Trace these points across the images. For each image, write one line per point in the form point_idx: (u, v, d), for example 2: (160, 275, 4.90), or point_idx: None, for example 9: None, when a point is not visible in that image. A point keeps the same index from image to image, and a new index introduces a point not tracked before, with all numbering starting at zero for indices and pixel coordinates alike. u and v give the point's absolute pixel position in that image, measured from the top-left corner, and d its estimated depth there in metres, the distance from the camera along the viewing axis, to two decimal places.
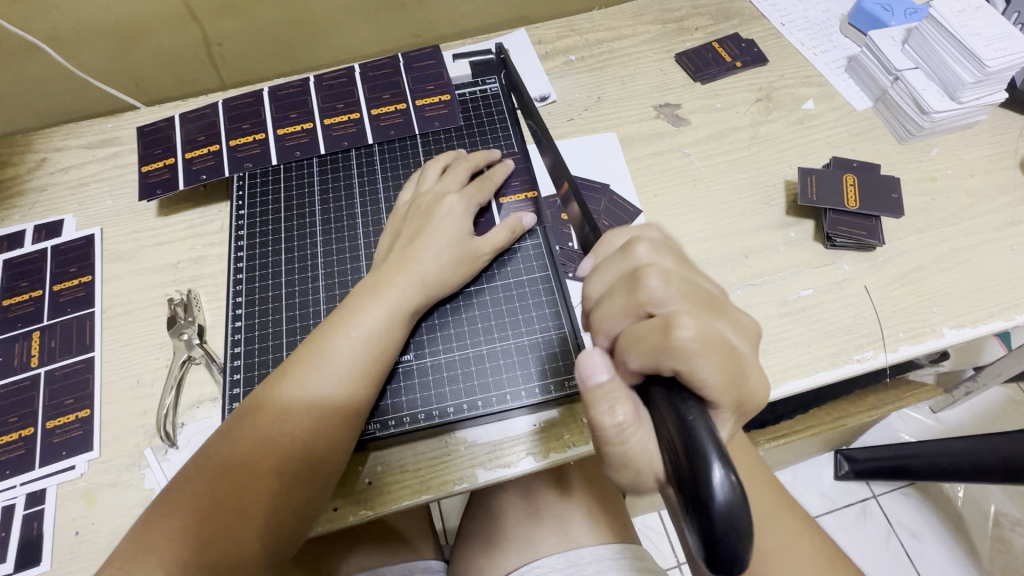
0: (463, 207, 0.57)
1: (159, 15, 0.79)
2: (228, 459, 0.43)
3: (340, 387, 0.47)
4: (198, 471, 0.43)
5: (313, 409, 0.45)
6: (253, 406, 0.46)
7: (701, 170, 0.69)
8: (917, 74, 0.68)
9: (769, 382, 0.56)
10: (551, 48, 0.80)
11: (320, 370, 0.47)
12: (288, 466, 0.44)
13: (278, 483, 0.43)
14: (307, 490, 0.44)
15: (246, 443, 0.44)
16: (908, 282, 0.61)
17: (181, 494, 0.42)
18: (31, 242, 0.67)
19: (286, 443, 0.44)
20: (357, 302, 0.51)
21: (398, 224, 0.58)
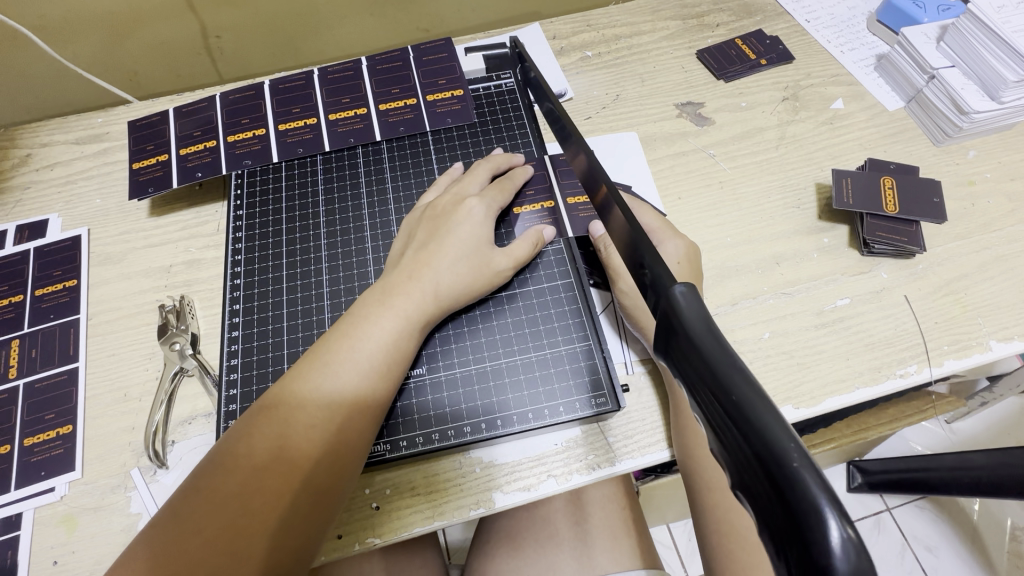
0: (483, 213, 0.53)
1: (153, 5, 0.75)
2: (219, 487, 0.39)
3: (340, 407, 0.42)
4: (187, 502, 0.39)
5: (313, 429, 0.41)
6: (247, 428, 0.41)
7: (727, 172, 0.66)
8: (955, 73, 0.64)
9: (807, 399, 0.52)
10: (566, 44, 0.76)
11: (325, 386, 0.43)
12: (284, 496, 0.39)
13: (274, 517, 0.39)
14: (305, 522, 0.40)
15: (240, 469, 0.39)
16: (950, 292, 0.57)
17: (167, 530, 0.38)
18: (13, 244, 0.63)
19: (282, 469, 0.40)
20: (365, 309, 0.47)
21: (413, 226, 0.54)
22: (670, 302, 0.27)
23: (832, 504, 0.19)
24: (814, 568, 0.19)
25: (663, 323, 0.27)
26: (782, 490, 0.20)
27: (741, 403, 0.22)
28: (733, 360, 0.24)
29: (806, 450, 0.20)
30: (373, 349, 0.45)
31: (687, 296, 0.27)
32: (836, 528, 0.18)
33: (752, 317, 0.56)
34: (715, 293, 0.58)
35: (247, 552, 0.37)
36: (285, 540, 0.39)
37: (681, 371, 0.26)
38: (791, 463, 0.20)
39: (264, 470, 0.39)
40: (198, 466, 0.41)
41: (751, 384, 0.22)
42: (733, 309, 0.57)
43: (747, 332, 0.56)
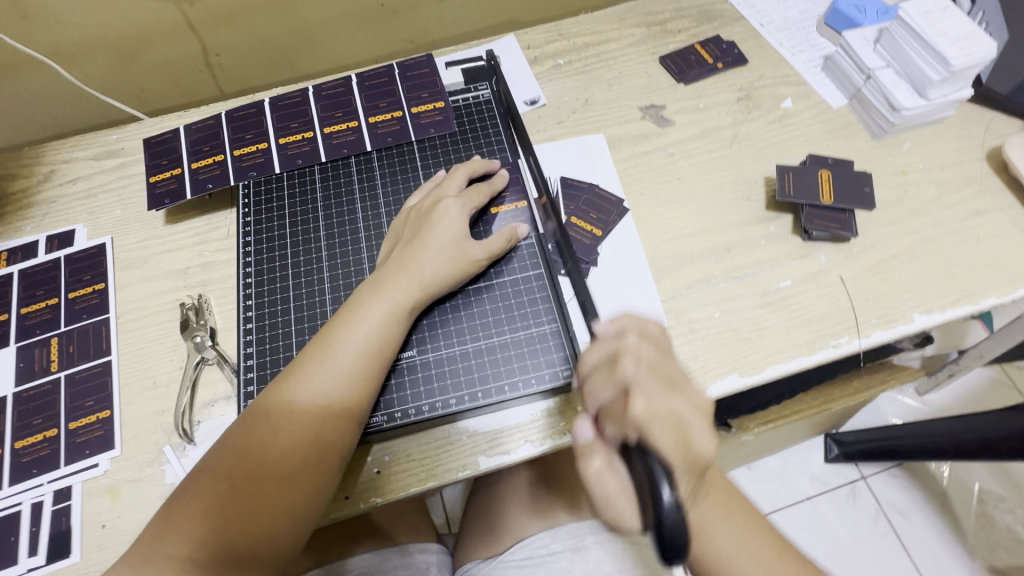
0: (461, 212, 0.60)
1: (158, 28, 0.81)
2: (245, 446, 0.49)
3: (340, 379, 0.51)
4: (222, 457, 0.49)
5: (318, 400, 0.50)
6: (260, 410, 0.50)
7: (685, 169, 0.73)
8: (889, 73, 0.71)
9: (751, 368, 0.60)
10: (539, 53, 0.83)
11: (328, 368, 0.51)
12: (290, 469, 0.48)
13: (283, 482, 0.48)
14: (310, 489, 0.49)
15: (254, 445, 0.49)
16: (880, 272, 0.65)
17: (208, 478, 0.49)
18: (45, 252, 0.70)
19: (283, 443, 0.49)
20: (355, 305, 0.54)
21: (400, 226, 0.61)
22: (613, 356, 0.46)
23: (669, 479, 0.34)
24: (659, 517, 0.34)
25: None
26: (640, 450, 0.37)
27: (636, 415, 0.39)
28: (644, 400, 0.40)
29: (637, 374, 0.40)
30: (368, 332, 0.53)
31: None
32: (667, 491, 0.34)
33: (704, 299, 0.64)
34: (672, 278, 0.65)
35: (264, 502, 0.48)
36: (295, 503, 0.48)
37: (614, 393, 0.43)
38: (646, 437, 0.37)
39: (273, 446, 0.49)
40: (231, 429, 0.51)
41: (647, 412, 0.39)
42: (688, 292, 0.64)
43: (700, 312, 0.63)
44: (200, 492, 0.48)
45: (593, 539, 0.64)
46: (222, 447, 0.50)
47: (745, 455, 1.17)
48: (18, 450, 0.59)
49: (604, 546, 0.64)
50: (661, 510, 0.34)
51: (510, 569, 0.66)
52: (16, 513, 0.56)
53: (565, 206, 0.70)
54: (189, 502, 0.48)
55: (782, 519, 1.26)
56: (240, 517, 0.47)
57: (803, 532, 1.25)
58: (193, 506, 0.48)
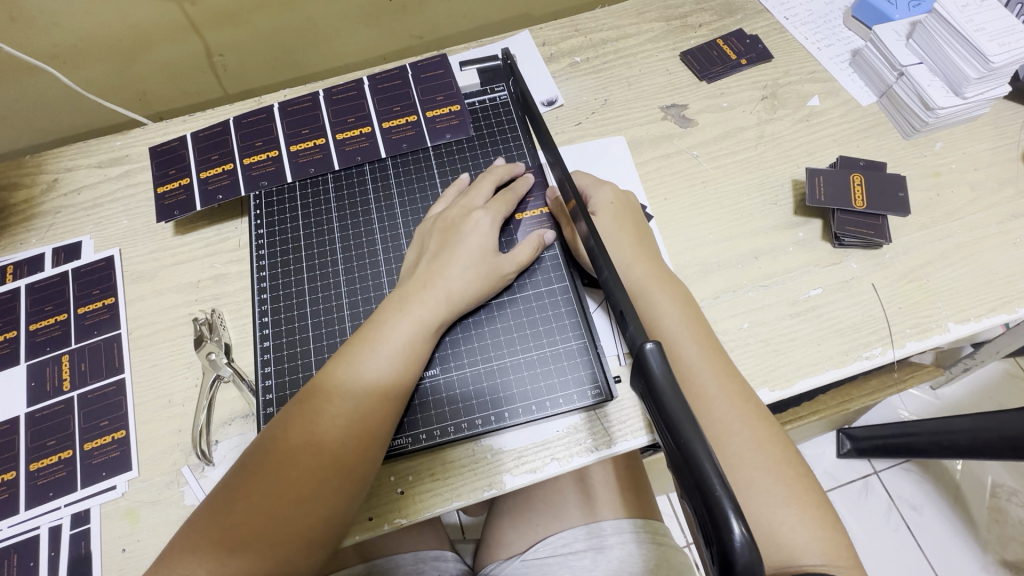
0: (487, 224, 0.58)
1: (159, 28, 0.78)
2: (263, 465, 0.48)
3: (364, 398, 0.50)
4: (240, 476, 0.48)
5: (340, 418, 0.49)
6: (280, 431, 0.49)
7: (709, 172, 0.70)
8: (922, 70, 0.69)
9: (782, 381, 0.58)
10: (555, 50, 0.80)
11: (352, 392, 0.49)
12: (311, 491, 0.47)
13: (302, 506, 0.46)
14: (328, 512, 0.47)
15: (273, 464, 0.47)
16: (913, 279, 0.63)
17: (224, 499, 0.47)
18: (51, 266, 0.68)
19: (301, 462, 0.47)
20: (379, 321, 0.53)
21: (424, 238, 0.59)
22: (641, 354, 0.35)
23: (735, 511, 0.29)
24: (726, 557, 0.28)
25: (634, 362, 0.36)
26: (695, 480, 0.30)
27: (688, 439, 0.31)
28: (689, 413, 0.32)
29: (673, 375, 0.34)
30: (393, 350, 0.51)
31: (653, 353, 0.35)
32: (737, 527, 0.28)
33: (732, 309, 0.62)
34: (698, 288, 0.63)
35: (280, 526, 0.46)
36: (313, 527, 0.47)
37: (644, 397, 0.35)
38: (700, 461, 0.30)
39: (292, 468, 0.47)
40: (250, 447, 0.50)
41: (694, 428, 0.32)
42: (715, 302, 0.62)
43: (727, 323, 0.61)
44: (215, 513, 0.46)
45: (615, 539, 0.64)
46: (240, 469, 0.48)
47: None
48: (33, 472, 0.58)
49: (628, 545, 0.63)
50: (733, 551, 0.28)
51: (531, 567, 0.65)
52: (34, 537, 0.55)
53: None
54: (204, 523, 0.46)
55: None
56: (255, 541, 0.45)
57: None
58: (207, 529, 0.46)
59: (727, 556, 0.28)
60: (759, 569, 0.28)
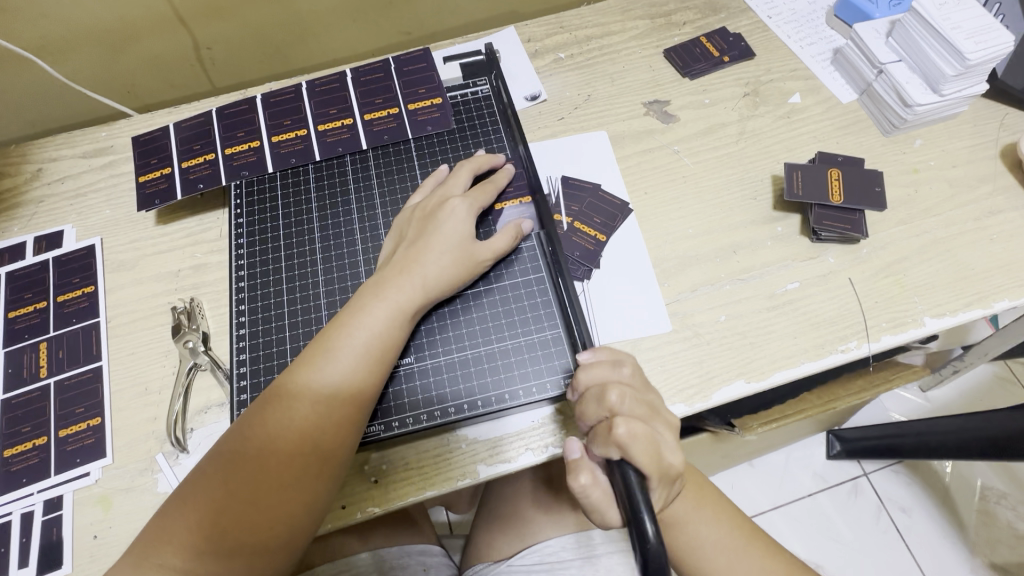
0: (465, 214, 0.58)
1: (146, 20, 0.79)
2: (240, 454, 0.47)
3: (341, 385, 0.50)
4: (216, 465, 0.47)
5: (318, 405, 0.49)
6: (254, 422, 0.48)
7: (690, 167, 0.71)
8: (901, 68, 0.69)
9: (757, 373, 0.58)
10: (540, 46, 0.80)
11: (327, 379, 0.49)
12: (291, 481, 0.47)
13: (284, 496, 0.47)
14: (310, 501, 0.48)
15: (250, 453, 0.47)
16: (890, 273, 0.63)
17: (199, 490, 0.47)
18: (32, 254, 0.68)
19: (279, 449, 0.47)
20: (356, 310, 0.53)
21: (403, 227, 0.59)
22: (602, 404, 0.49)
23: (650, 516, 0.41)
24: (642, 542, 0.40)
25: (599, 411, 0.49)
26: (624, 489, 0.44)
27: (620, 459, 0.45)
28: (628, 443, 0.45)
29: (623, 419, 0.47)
30: (369, 336, 0.51)
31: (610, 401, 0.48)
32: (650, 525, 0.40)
33: (710, 302, 0.62)
34: (675, 282, 0.63)
35: (260, 514, 0.46)
36: (295, 514, 0.47)
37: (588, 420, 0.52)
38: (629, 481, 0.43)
39: (271, 458, 0.47)
40: (225, 436, 0.49)
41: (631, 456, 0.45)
42: (693, 294, 0.63)
43: (705, 316, 0.61)
44: (193, 507, 0.46)
45: (603, 549, 0.63)
46: (215, 458, 0.48)
47: (748, 452, 1.16)
48: (7, 458, 0.57)
49: (619, 554, 0.63)
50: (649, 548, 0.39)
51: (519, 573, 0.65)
52: (6, 523, 0.55)
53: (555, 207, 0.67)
54: (182, 518, 0.46)
55: (784, 515, 1.26)
56: (237, 532, 0.45)
57: (802, 527, 1.24)
58: (183, 520, 0.46)
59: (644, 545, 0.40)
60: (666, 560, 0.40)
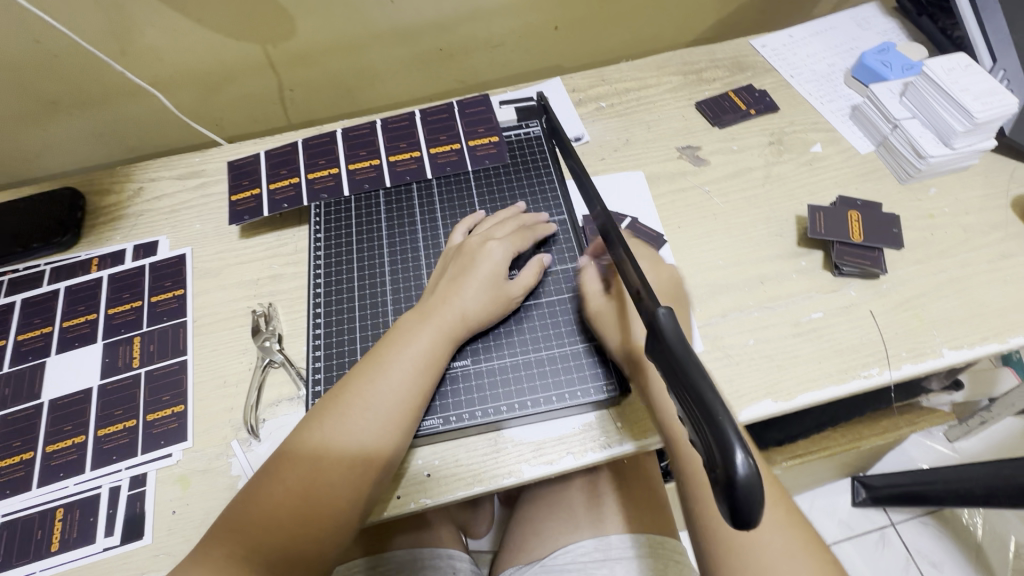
0: (503, 252, 0.65)
1: (243, 64, 0.91)
2: (299, 455, 0.53)
3: (390, 396, 0.55)
4: (277, 464, 0.53)
5: (368, 413, 0.54)
6: (313, 429, 0.54)
7: (720, 205, 0.77)
8: (914, 123, 0.76)
9: (784, 394, 0.63)
10: (584, 96, 0.90)
11: (378, 388, 0.55)
12: (335, 488, 0.51)
13: (333, 501, 0.51)
14: (352, 510, 0.52)
15: (307, 454, 0.52)
16: (909, 307, 0.68)
17: (263, 487, 0.52)
18: (131, 260, 0.78)
19: (333, 451, 0.52)
20: (407, 331, 0.59)
21: (447, 263, 0.66)
22: (654, 318, 0.41)
23: (739, 442, 0.33)
24: (727, 476, 0.32)
25: (651, 332, 0.41)
26: (705, 420, 0.34)
27: (694, 382, 0.36)
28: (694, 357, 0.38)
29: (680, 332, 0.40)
30: (417, 353, 0.57)
31: (666, 317, 0.40)
32: (741, 456, 0.32)
33: (739, 326, 0.67)
34: (707, 307, 0.69)
35: (314, 510, 0.51)
36: (342, 511, 0.51)
37: (660, 362, 0.40)
38: (714, 410, 0.34)
39: (327, 470, 0.52)
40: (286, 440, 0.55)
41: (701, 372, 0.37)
42: (723, 319, 0.68)
43: (735, 338, 0.66)
44: (257, 503, 0.51)
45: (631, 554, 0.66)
46: (276, 459, 0.53)
47: None
48: (100, 437, 0.64)
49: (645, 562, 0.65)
50: (735, 477, 0.32)
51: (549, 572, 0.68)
52: (95, 495, 0.61)
53: (591, 238, 0.74)
54: (247, 512, 0.51)
55: None
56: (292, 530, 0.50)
57: None
58: (245, 513, 0.51)
59: (730, 479, 0.32)
60: (758, 491, 0.32)
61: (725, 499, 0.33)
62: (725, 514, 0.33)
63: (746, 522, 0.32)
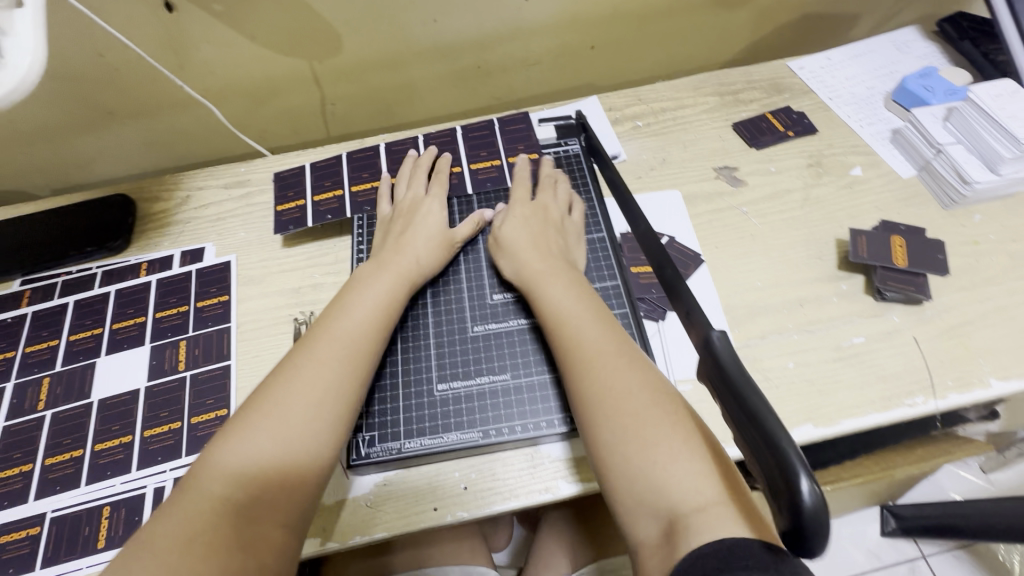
0: (437, 209, 0.73)
1: (289, 78, 0.94)
2: (269, 390, 0.54)
3: (356, 329, 0.59)
4: (248, 405, 0.54)
5: (337, 344, 0.57)
6: (279, 365, 0.57)
7: (759, 227, 0.77)
8: (959, 149, 0.76)
9: (825, 419, 0.62)
10: (620, 115, 0.91)
11: (341, 324, 0.59)
12: (309, 411, 0.53)
13: (309, 425, 0.52)
14: (325, 433, 0.53)
15: (277, 385, 0.54)
16: (954, 335, 0.67)
17: (235, 429, 0.52)
18: (178, 266, 0.80)
19: (306, 380, 0.54)
20: (367, 277, 0.65)
21: (387, 224, 0.73)
22: (708, 340, 0.41)
23: (805, 470, 0.33)
24: (793, 503, 0.32)
25: (704, 355, 0.41)
26: (767, 444, 0.34)
27: (755, 408, 0.36)
28: (752, 383, 0.38)
29: (737, 357, 0.40)
30: (377, 295, 0.62)
31: (721, 341, 0.41)
32: (807, 485, 0.32)
33: (778, 349, 0.67)
34: (745, 328, 0.69)
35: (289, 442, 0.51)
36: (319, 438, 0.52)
37: (713, 386, 0.40)
38: (775, 435, 0.34)
39: (298, 400, 0.53)
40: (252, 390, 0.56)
41: (760, 399, 0.37)
42: (762, 341, 0.68)
43: (774, 361, 0.66)
44: (227, 435, 0.51)
45: None
46: (246, 403, 0.54)
47: None
48: (146, 438, 0.66)
49: None
50: (804, 505, 0.32)
51: None
52: (140, 495, 0.62)
53: (628, 255, 0.74)
54: (216, 446, 0.51)
55: None
56: (268, 453, 0.50)
57: None
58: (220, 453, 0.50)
59: (796, 507, 0.32)
60: (824, 520, 0.32)
61: (787, 526, 0.32)
62: (786, 541, 0.33)
63: (807, 550, 0.32)
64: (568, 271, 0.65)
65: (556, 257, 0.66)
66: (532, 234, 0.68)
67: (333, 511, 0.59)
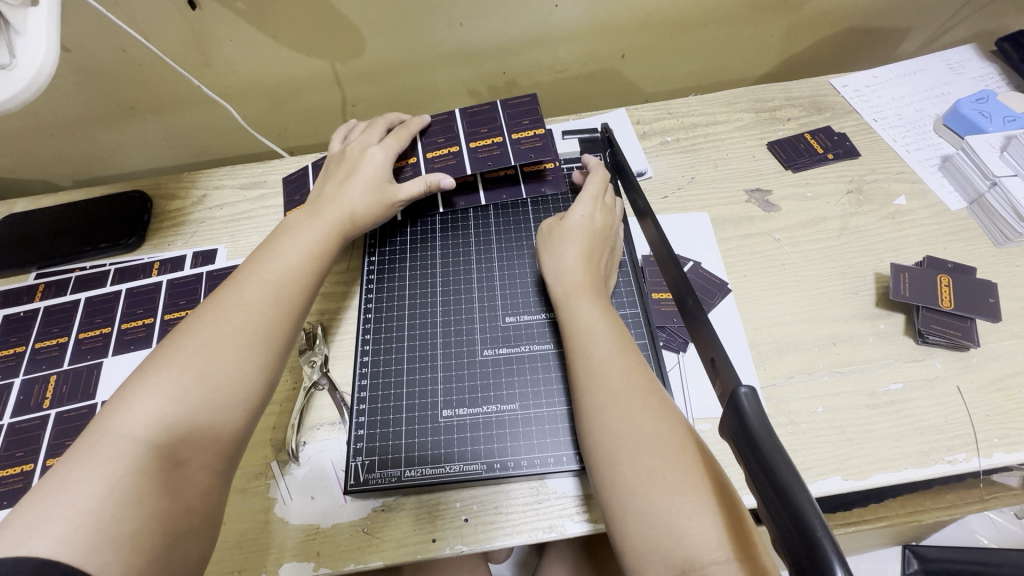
0: (383, 156, 0.72)
1: (310, 79, 0.93)
2: (191, 329, 0.52)
3: (286, 272, 0.59)
4: (167, 346, 0.51)
5: (266, 285, 0.57)
6: (198, 310, 0.55)
7: (791, 256, 0.73)
8: (1017, 181, 0.70)
9: (856, 472, 0.57)
10: (648, 129, 0.87)
11: (270, 266, 0.59)
12: (235, 347, 0.51)
13: (235, 364, 0.51)
14: (250, 368, 0.51)
15: (199, 325, 0.52)
16: (1003, 388, 0.61)
17: (153, 369, 0.48)
18: (189, 267, 0.79)
19: (235, 320, 0.53)
20: (301, 225, 0.65)
21: (333, 169, 0.73)
22: (736, 399, 0.38)
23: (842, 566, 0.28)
24: None
25: (733, 416, 0.38)
26: (795, 524, 0.30)
27: (789, 484, 0.32)
28: (784, 454, 0.34)
29: (768, 423, 0.36)
30: (308, 241, 0.63)
31: (750, 400, 0.37)
32: None
33: (807, 392, 0.62)
34: (772, 366, 0.64)
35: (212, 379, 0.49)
36: (247, 372, 0.51)
37: (742, 451, 0.37)
38: (808, 519, 0.30)
39: (224, 339, 0.51)
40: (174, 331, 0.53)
41: (794, 473, 0.33)
42: (789, 381, 0.63)
43: (802, 404, 0.61)
44: (144, 373, 0.48)
45: None
46: (167, 342, 0.51)
47: None
48: None
49: None
50: None
51: None
52: None
53: (650, 280, 0.71)
54: (129, 386, 0.47)
55: None
56: (199, 391, 0.48)
57: None
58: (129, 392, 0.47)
59: None
60: None
61: None
62: None
63: None
64: (605, 293, 0.61)
65: (599, 275, 0.63)
66: (578, 240, 0.64)
67: (331, 536, 0.57)
